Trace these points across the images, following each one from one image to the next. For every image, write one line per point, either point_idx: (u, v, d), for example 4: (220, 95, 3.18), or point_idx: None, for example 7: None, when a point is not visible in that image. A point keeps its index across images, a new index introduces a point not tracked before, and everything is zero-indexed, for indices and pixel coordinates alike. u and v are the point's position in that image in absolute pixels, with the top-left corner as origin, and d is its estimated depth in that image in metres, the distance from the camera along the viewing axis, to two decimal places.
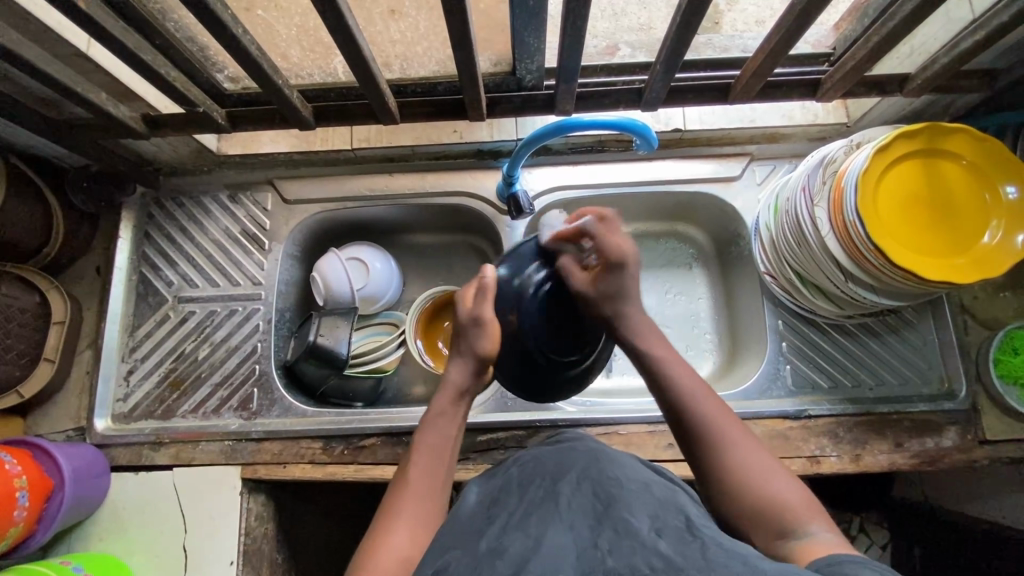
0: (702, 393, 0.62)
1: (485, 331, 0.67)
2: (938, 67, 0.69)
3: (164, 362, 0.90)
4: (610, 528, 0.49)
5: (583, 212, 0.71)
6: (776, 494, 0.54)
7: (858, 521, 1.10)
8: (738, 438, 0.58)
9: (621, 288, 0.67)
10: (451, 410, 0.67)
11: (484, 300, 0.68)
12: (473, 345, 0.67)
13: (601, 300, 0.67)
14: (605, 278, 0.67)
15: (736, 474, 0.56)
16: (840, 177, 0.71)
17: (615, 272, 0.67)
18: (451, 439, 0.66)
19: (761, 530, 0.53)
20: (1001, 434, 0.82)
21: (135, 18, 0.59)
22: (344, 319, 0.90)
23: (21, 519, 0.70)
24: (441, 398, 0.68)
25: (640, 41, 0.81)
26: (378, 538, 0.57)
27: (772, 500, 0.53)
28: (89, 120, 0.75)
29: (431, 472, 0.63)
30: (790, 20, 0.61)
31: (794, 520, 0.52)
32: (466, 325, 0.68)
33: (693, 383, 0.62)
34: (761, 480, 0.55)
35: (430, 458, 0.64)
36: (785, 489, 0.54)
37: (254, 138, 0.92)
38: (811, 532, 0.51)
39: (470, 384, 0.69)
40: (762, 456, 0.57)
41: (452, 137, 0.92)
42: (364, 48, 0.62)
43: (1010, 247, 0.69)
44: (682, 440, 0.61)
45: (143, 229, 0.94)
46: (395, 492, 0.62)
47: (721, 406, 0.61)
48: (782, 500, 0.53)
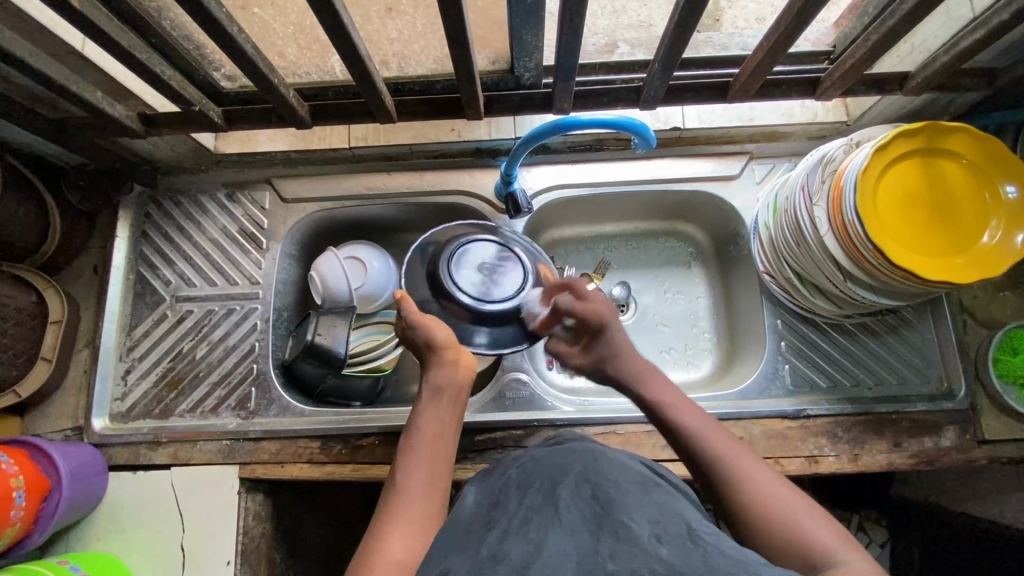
0: (713, 432, 0.61)
1: (423, 326, 0.72)
2: (938, 65, 0.68)
3: (161, 361, 0.90)
4: (610, 534, 0.49)
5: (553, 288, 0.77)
6: (800, 526, 0.51)
7: (856, 520, 1.11)
8: (755, 471, 0.56)
9: (606, 353, 0.73)
10: (439, 404, 0.68)
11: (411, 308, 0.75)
12: (426, 342, 0.72)
13: (594, 365, 0.74)
14: (595, 346, 0.74)
15: (756, 508, 0.54)
16: (839, 176, 0.70)
17: (598, 339, 0.74)
18: (440, 437, 0.66)
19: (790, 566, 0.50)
20: (1000, 434, 0.82)
21: (130, 17, 0.58)
22: (343, 317, 0.89)
23: (18, 519, 0.70)
24: (422, 401, 0.68)
25: (639, 39, 0.80)
26: (373, 544, 0.56)
27: (799, 535, 0.51)
28: (85, 119, 0.75)
29: (424, 470, 0.62)
30: (789, 18, 0.60)
31: (823, 553, 0.49)
32: (410, 326, 0.73)
33: (702, 424, 0.62)
34: (784, 513, 0.53)
35: (422, 459, 0.63)
36: (809, 520, 0.52)
37: (251, 137, 0.93)
38: (843, 562, 0.48)
39: (448, 377, 0.69)
40: (784, 489, 0.55)
41: (450, 135, 0.92)
42: (360, 46, 0.62)
43: (1010, 247, 0.68)
44: (700, 484, 0.60)
45: (140, 228, 0.94)
46: (388, 498, 0.61)
47: (730, 438, 0.61)
48: (807, 532, 0.51)
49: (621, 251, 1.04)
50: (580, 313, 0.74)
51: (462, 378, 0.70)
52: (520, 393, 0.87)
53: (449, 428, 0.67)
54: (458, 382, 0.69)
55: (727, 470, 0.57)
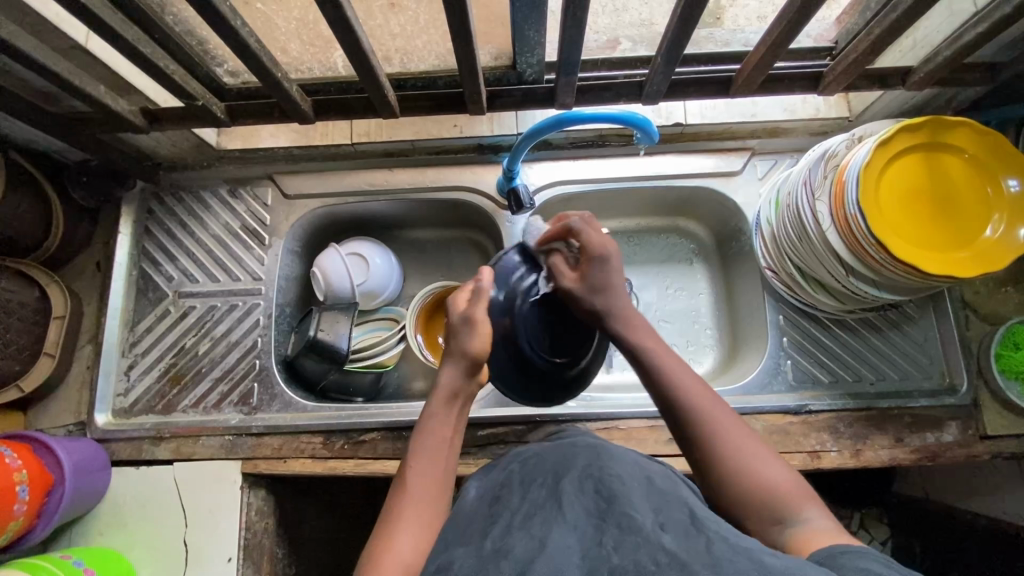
0: (692, 384, 0.61)
1: (473, 331, 0.65)
2: (941, 60, 0.68)
3: (164, 357, 0.90)
4: (613, 525, 0.49)
5: (566, 215, 0.71)
6: (771, 482, 0.54)
7: (859, 517, 1.12)
8: (731, 427, 0.58)
9: (606, 281, 0.67)
10: (448, 410, 0.65)
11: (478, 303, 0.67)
12: (463, 345, 0.66)
13: (589, 294, 0.67)
14: (591, 272, 0.67)
15: (732, 465, 0.55)
16: (841, 170, 0.70)
17: (595, 266, 0.67)
18: (450, 442, 0.64)
19: (756, 520, 0.53)
20: (1003, 429, 0.82)
21: (133, 11, 0.58)
22: (345, 314, 0.90)
23: (21, 514, 0.70)
24: (434, 401, 0.66)
25: (641, 36, 0.78)
26: (382, 542, 0.56)
27: (769, 493, 0.54)
28: (88, 114, 0.75)
29: (430, 477, 0.61)
30: (792, 13, 0.61)
31: (790, 511, 0.52)
32: (456, 325, 0.67)
33: (685, 375, 0.61)
34: (755, 469, 0.55)
35: (431, 461, 0.62)
36: (778, 478, 0.54)
37: (253, 132, 0.93)
38: (807, 522, 0.51)
39: (463, 385, 0.66)
40: (756, 445, 0.57)
41: (451, 132, 0.92)
42: (363, 41, 0.62)
43: (1013, 240, 0.68)
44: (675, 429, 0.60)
45: (143, 224, 0.94)
46: (394, 494, 0.61)
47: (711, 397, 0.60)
48: (777, 490, 0.53)
49: (624, 248, 1.04)
50: (591, 240, 0.68)
51: (474, 387, 0.67)
52: None
53: (456, 433, 0.66)
54: (470, 390, 0.67)
55: (705, 423, 0.58)
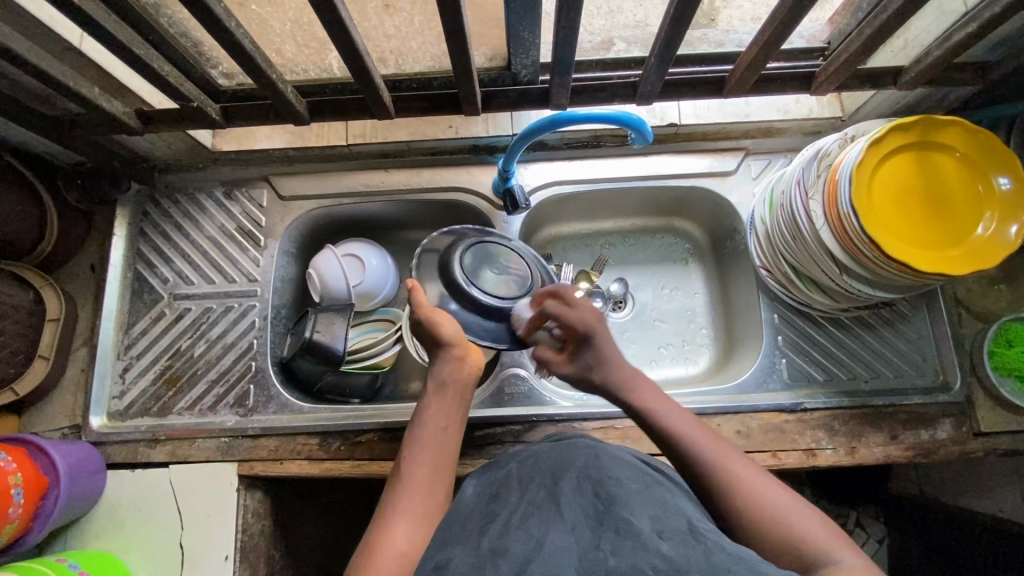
0: (700, 435, 0.63)
1: (433, 321, 0.71)
2: (931, 59, 0.69)
3: (159, 359, 0.90)
4: (611, 529, 0.50)
5: (537, 296, 0.76)
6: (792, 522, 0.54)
7: (855, 515, 1.11)
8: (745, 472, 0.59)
9: (600, 357, 0.72)
10: (445, 401, 0.68)
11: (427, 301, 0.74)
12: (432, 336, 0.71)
13: (583, 372, 0.73)
14: (581, 353, 0.73)
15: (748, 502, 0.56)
16: (834, 169, 0.71)
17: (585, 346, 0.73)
18: (445, 431, 0.67)
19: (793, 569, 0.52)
20: (997, 426, 0.82)
21: (128, 13, 0.58)
22: (341, 315, 0.90)
23: (16, 516, 0.70)
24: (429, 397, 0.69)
25: (636, 37, 0.80)
26: (377, 536, 0.56)
27: (793, 534, 0.53)
28: (82, 117, 0.75)
29: (428, 466, 0.63)
30: (783, 14, 0.61)
31: (818, 552, 0.51)
32: (419, 321, 0.72)
33: (691, 428, 0.63)
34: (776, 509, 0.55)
35: (429, 452, 0.64)
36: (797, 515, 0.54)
37: (249, 135, 0.93)
38: (838, 561, 0.50)
39: (453, 373, 0.70)
40: (775, 488, 0.57)
41: (447, 132, 0.92)
42: (359, 43, 0.62)
43: (1004, 238, 0.69)
44: (688, 480, 0.62)
45: (138, 226, 0.94)
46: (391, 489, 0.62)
47: (723, 445, 0.62)
48: (802, 532, 0.53)
49: (620, 248, 1.04)
50: (568, 321, 0.72)
51: (468, 376, 0.71)
52: (518, 388, 0.87)
53: (452, 423, 0.68)
54: (463, 379, 0.71)
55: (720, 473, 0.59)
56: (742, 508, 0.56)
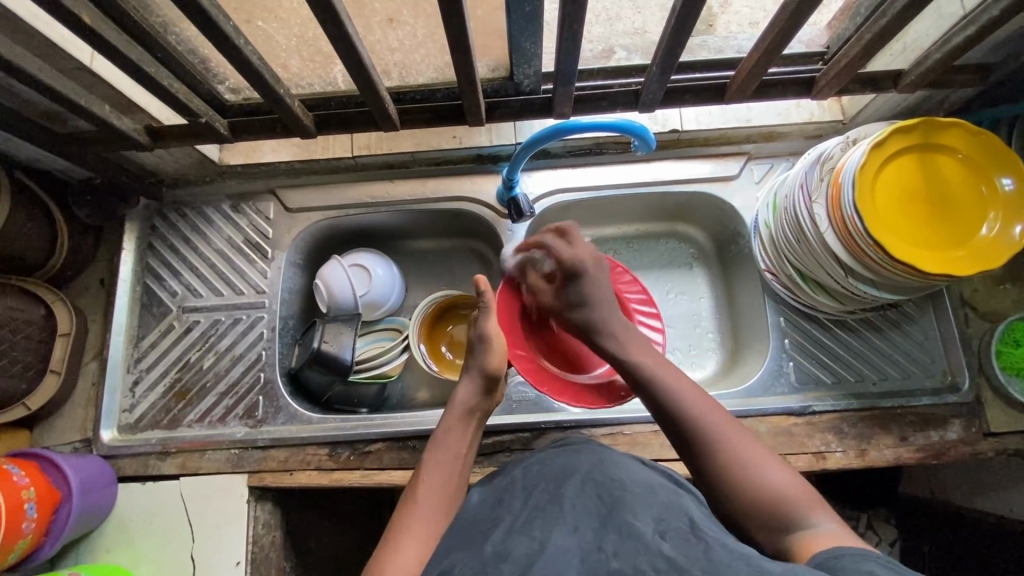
0: (691, 395, 0.63)
1: (493, 345, 0.71)
2: (931, 62, 0.70)
3: (169, 372, 0.90)
4: (613, 530, 0.50)
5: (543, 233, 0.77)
6: (776, 486, 0.56)
7: (866, 518, 1.08)
8: (738, 437, 0.59)
9: (581, 296, 0.72)
10: (464, 428, 0.69)
11: (486, 316, 0.73)
12: (481, 360, 0.70)
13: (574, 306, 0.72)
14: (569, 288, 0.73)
15: (731, 470, 0.58)
16: (836, 173, 0.72)
17: (571, 284, 0.72)
18: (462, 456, 0.67)
19: (764, 524, 0.55)
20: (1006, 426, 0.82)
21: (139, 32, 0.59)
22: (348, 325, 0.91)
23: (30, 531, 0.70)
24: (451, 416, 0.69)
25: (635, 45, 0.82)
26: (384, 557, 0.57)
27: (774, 495, 0.55)
28: (92, 134, 0.76)
29: (439, 488, 0.64)
30: (783, 20, 0.62)
31: (798, 513, 0.54)
32: (479, 339, 0.72)
33: (682, 388, 0.63)
34: (760, 473, 0.57)
35: (439, 475, 0.65)
36: (787, 482, 0.56)
37: (255, 148, 0.94)
38: (815, 524, 0.53)
39: (479, 402, 0.71)
40: (758, 449, 0.59)
41: (450, 142, 0.94)
42: (365, 56, 0.63)
43: (1008, 238, 0.69)
44: (674, 439, 0.62)
45: (147, 241, 0.95)
46: (403, 508, 0.62)
47: (713, 405, 0.62)
48: (784, 493, 0.55)
49: (624, 253, 1.05)
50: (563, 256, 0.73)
51: (487, 407, 0.72)
52: (526, 396, 0.87)
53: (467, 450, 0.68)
54: (484, 409, 0.72)
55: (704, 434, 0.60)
56: (725, 466, 0.58)
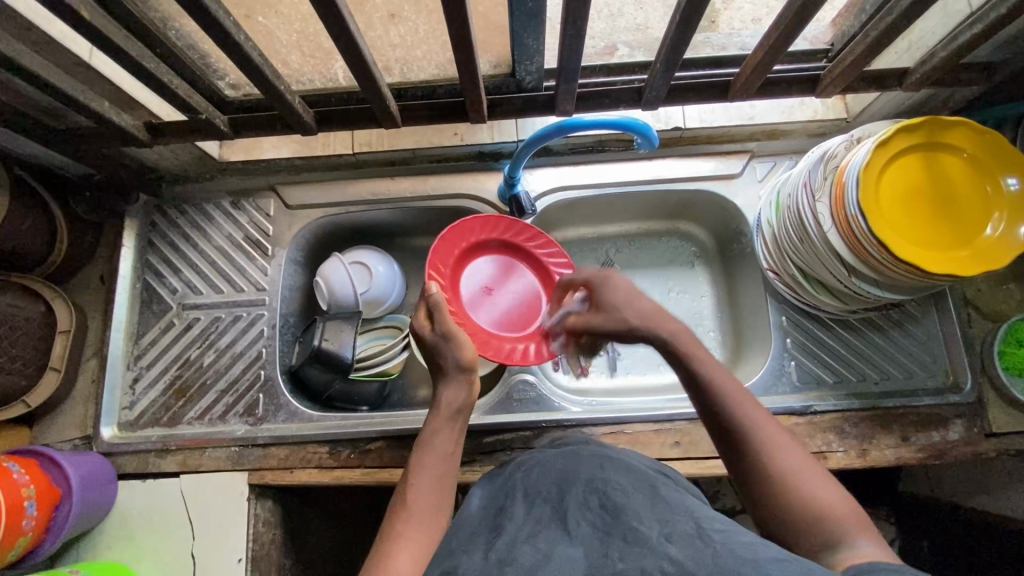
0: (746, 402, 0.59)
1: (457, 341, 0.69)
2: (936, 60, 0.69)
3: (169, 370, 0.90)
4: (619, 538, 0.50)
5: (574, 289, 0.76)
6: (823, 503, 0.54)
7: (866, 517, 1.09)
8: (786, 447, 0.57)
9: (611, 299, 0.67)
10: (451, 425, 0.67)
11: (440, 315, 0.70)
12: (452, 358, 0.68)
13: (595, 315, 0.68)
14: (599, 298, 0.68)
15: (779, 481, 0.55)
16: (840, 172, 0.71)
17: (601, 289, 0.69)
18: (451, 456, 0.65)
19: (805, 539, 0.53)
20: (1008, 426, 0.82)
21: (138, 27, 0.59)
22: (348, 322, 0.89)
23: (29, 528, 0.70)
24: (435, 419, 0.67)
25: (637, 41, 0.82)
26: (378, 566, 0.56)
27: (818, 513, 0.53)
28: (91, 130, 0.75)
29: (430, 491, 0.62)
30: (788, 18, 0.61)
31: (841, 533, 0.52)
32: (442, 339, 0.69)
33: (738, 393, 0.59)
34: (808, 490, 0.54)
35: (429, 479, 0.63)
36: (837, 502, 0.54)
37: (256, 145, 0.93)
38: (857, 545, 0.51)
39: (465, 399, 0.68)
40: (807, 462, 0.56)
41: (452, 140, 0.93)
42: (366, 53, 0.63)
43: (1013, 238, 0.69)
44: (721, 441, 0.59)
45: (146, 237, 0.95)
46: (396, 512, 0.61)
47: (766, 414, 0.59)
48: (827, 510, 0.53)
49: (625, 252, 1.04)
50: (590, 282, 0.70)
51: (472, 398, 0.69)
52: (527, 395, 0.87)
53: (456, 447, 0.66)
54: (468, 401, 0.69)
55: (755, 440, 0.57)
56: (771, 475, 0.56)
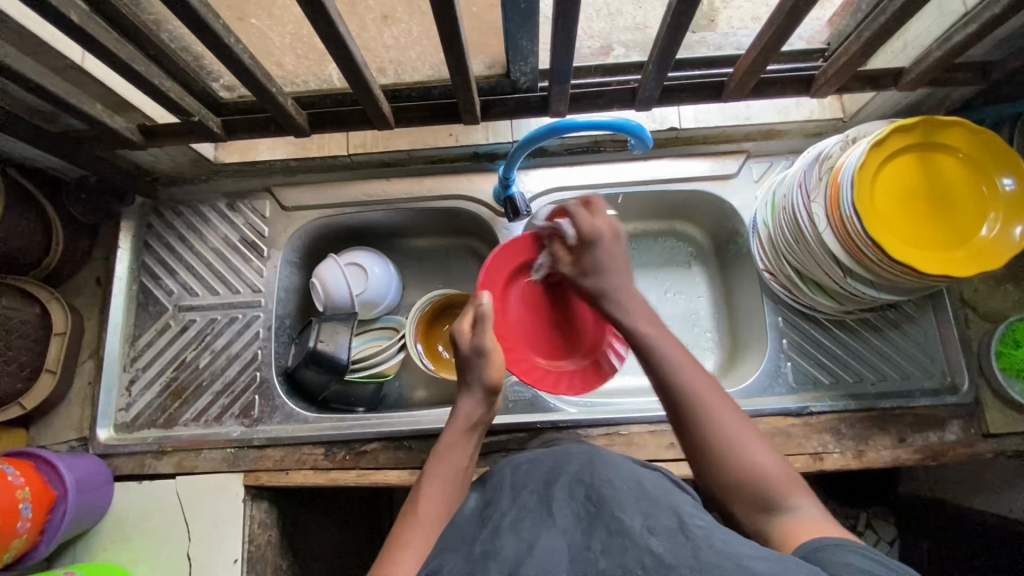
0: (689, 369, 0.62)
1: (490, 359, 0.71)
2: (932, 60, 0.68)
3: (165, 371, 0.90)
4: (602, 529, 0.50)
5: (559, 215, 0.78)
6: (759, 465, 0.56)
7: (865, 517, 1.10)
8: (730, 415, 0.59)
9: (597, 263, 0.71)
10: (465, 439, 0.69)
11: (484, 329, 0.72)
12: (480, 376, 0.70)
13: (580, 275, 0.73)
14: (584, 255, 0.72)
15: (721, 445, 0.58)
16: (835, 172, 0.71)
17: (589, 249, 0.72)
18: (463, 470, 0.67)
19: (744, 501, 0.56)
20: (1006, 427, 0.81)
21: (129, 29, 0.59)
22: (344, 324, 0.90)
23: (24, 530, 0.70)
24: (452, 430, 0.70)
25: (634, 41, 0.81)
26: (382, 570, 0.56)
27: (759, 475, 0.56)
28: (84, 132, 0.75)
29: (440, 498, 0.64)
30: (781, 17, 0.61)
31: (779, 494, 0.55)
32: (474, 355, 0.71)
33: (683, 361, 0.63)
34: (746, 450, 0.58)
35: (440, 489, 0.65)
36: (771, 462, 0.57)
37: (251, 147, 0.93)
38: (795, 507, 0.54)
39: (481, 414, 0.71)
40: (747, 427, 0.59)
41: (447, 141, 0.92)
42: (356, 54, 0.62)
43: (1008, 239, 0.68)
44: (665, 406, 0.63)
45: (142, 239, 0.95)
46: (406, 512, 0.63)
47: (710, 382, 0.62)
48: (767, 472, 0.56)
49: None
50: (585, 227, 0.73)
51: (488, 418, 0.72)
52: (522, 396, 0.87)
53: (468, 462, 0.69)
54: (483, 420, 0.72)
55: (700, 408, 0.60)
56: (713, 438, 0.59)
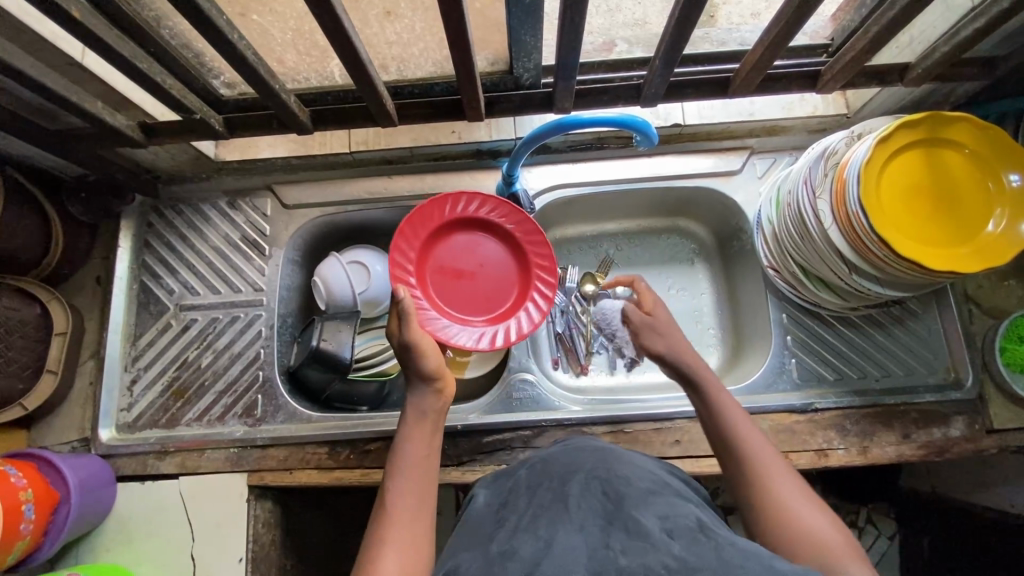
0: (748, 432, 0.63)
1: (421, 350, 0.68)
2: (938, 56, 0.68)
3: (167, 371, 0.90)
4: (621, 528, 0.49)
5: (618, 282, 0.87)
6: (814, 531, 0.54)
7: (866, 513, 1.11)
8: (784, 480, 0.59)
9: (664, 325, 0.77)
10: (425, 430, 0.67)
11: (409, 323, 0.70)
12: (416, 370, 0.68)
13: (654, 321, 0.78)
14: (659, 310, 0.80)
15: (772, 507, 0.57)
16: (841, 168, 0.70)
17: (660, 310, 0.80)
18: (426, 460, 0.65)
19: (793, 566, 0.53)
20: (1010, 423, 0.82)
21: (131, 25, 0.58)
22: (347, 322, 0.89)
23: (28, 532, 0.70)
24: (408, 424, 0.67)
25: (635, 36, 0.82)
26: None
27: (808, 539, 0.54)
28: (84, 130, 0.75)
29: (409, 496, 0.62)
30: (789, 13, 0.60)
31: (828, 559, 0.52)
32: (406, 349, 0.69)
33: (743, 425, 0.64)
34: (797, 515, 0.56)
35: (407, 484, 0.63)
36: (829, 530, 0.54)
37: (252, 145, 0.92)
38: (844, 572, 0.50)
39: (434, 403, 0.69)
40: (802, 493, 0.58)
41: (449, 138, 0.92)
42: (361, 50, 0.62)
43: (1015, 235, 0.69)
44: (724, 469, 0.63)
45: (142, 238, 0.94)
46: (377, 526, 0.60)
47: (769, 447, 0.62)
48: (817, 537, 0.54)
49: (625, 249, 1.04)
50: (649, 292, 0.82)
51: (446, 405, 0.70)
52: (527, 393, 0.87)
53: (432, 451, 0.66)
54: (442, 409, 0.69)
55: (755, 470, 0.60)
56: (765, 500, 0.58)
